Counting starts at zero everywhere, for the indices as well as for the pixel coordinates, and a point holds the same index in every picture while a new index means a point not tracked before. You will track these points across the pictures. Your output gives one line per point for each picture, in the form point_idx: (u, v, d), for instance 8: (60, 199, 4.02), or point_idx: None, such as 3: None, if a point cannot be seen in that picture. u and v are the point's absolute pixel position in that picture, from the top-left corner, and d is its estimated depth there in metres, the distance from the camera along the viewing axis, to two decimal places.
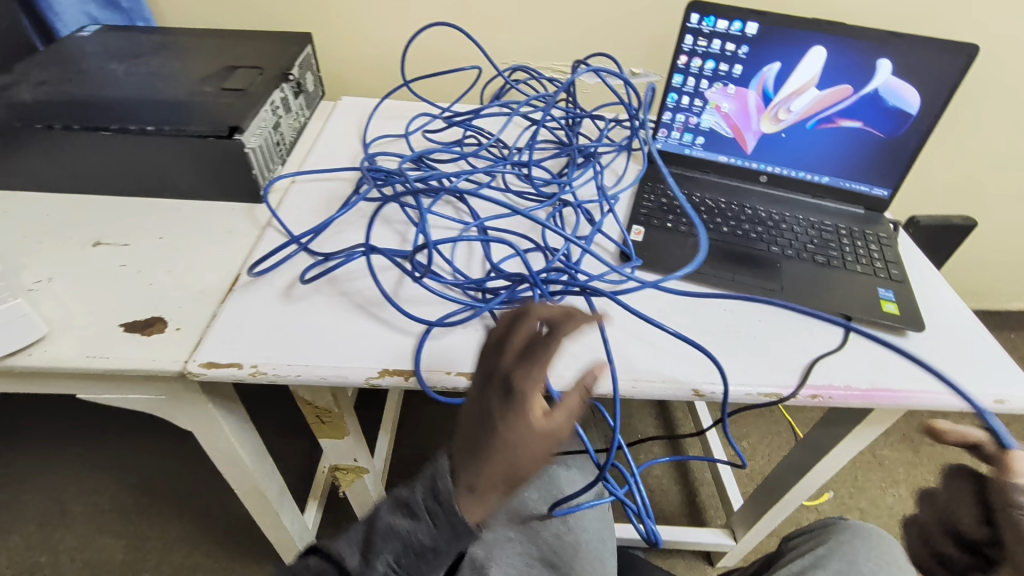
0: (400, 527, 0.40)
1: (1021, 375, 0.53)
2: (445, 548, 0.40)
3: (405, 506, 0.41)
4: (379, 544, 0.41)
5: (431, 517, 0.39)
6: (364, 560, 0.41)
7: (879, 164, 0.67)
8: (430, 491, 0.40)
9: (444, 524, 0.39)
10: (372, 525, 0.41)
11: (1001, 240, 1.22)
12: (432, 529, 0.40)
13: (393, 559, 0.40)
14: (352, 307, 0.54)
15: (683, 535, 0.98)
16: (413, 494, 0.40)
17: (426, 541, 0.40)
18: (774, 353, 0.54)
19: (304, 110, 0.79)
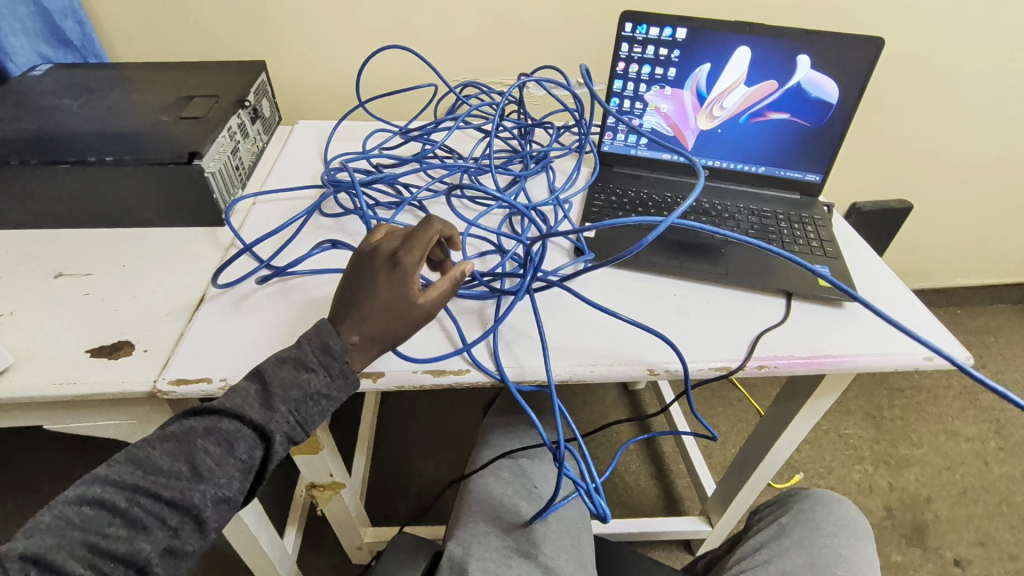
0: (298, 379, 0.45)
1: (946, 333, 0.58)
2: (336, 397, 0.46)
3: (295, 360, 0.45)
4: (280, 395, 0.44)
5: (325, 368, 0.45)
6: (265, 411, 0.43)
7: (808, 151, 0.72)
8: (320, 347, 0.46)
9: (336, 370, 0.46)
10: (270, 378, 0.44)
11: (936, 221, 1.30)
12: (326, 377, 0.45)
13: (293, 406, 0.44)
14: (317, 316, 0.56)
15: (662, 525, 1.00)
16: (304, 351, 0.45)
17: (321, 390, 0.45)
18: (723, 331, 0.57)
19: (262, 135, 0.81)
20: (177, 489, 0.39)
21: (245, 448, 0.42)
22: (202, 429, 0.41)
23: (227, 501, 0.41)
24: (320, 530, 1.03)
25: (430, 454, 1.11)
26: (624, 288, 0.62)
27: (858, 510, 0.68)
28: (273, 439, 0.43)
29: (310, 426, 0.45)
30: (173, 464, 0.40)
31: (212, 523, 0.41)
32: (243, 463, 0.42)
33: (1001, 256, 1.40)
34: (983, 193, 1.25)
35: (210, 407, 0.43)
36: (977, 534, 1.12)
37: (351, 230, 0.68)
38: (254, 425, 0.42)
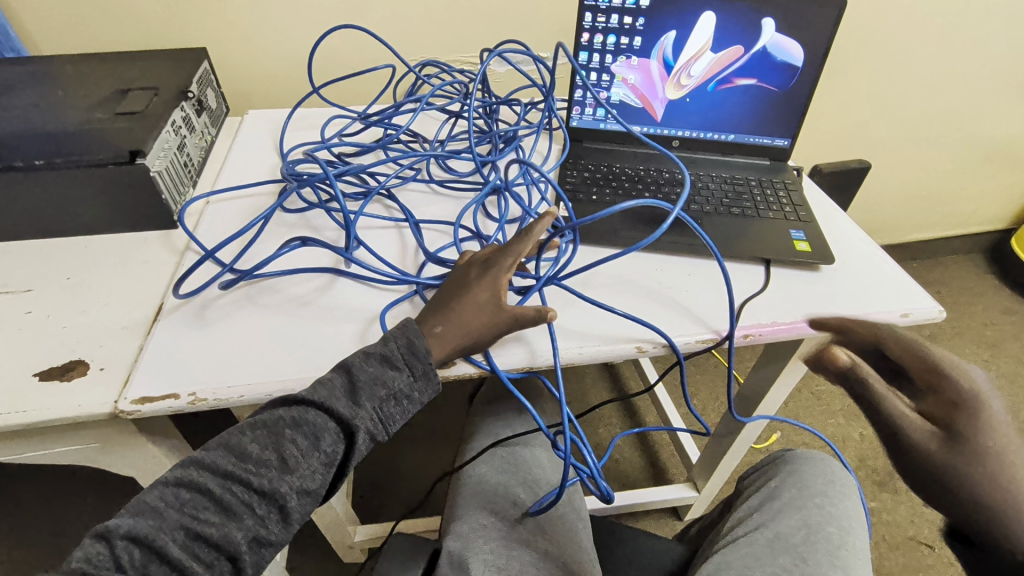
0: (382, 375, 0.46)
1: (919, 288, 0.59)
2: (416, 397, 0.47)
3: (381, 356, 0.46)
4: (364, 391, 0.45)
5: (408, 367, 0.46)
6: (351, 406, 0.44)
7: (776, 116, 0.72)
8: (406, 344, 0.47)
9: (419, 370, 0.47)
10: (356, 373, 0.45)
11: (893, 178, 1.34)
12: (410, 375, 0.46)
13: (375, 402, 0.45)
14: (290, 319, 0.53)
15: (650, 495, 1.01)
16: (391, 348, 0.46)
17: (403, 388, 0.46)
18: (706, 303, 0.57)
19: (210, 128, 0.76)
20: (265, 479, 0.41)
21: (328, 442, 0.43)
22: (291, 420, 0.43)
23: (309, 493, 0.43)
24: (308, 534, 1.01)
25: (415, 445, 1.09)
26: (606, 264, 0.61)
27: (842, 472, 0.71)
28: (354, 436, 0.44)
29: (389, 424, 0.46)
30: (263, 452, 0.42)
31: (296, 513, 0.42)
32: (326, 456, 0.43)
33: (952, 209, 1.45)
34: (934, 148, 1.29)
35: (299, 399, 0.44)
36: None
37: (317, 225, 0.64)
38: (339, 420, 0.44)
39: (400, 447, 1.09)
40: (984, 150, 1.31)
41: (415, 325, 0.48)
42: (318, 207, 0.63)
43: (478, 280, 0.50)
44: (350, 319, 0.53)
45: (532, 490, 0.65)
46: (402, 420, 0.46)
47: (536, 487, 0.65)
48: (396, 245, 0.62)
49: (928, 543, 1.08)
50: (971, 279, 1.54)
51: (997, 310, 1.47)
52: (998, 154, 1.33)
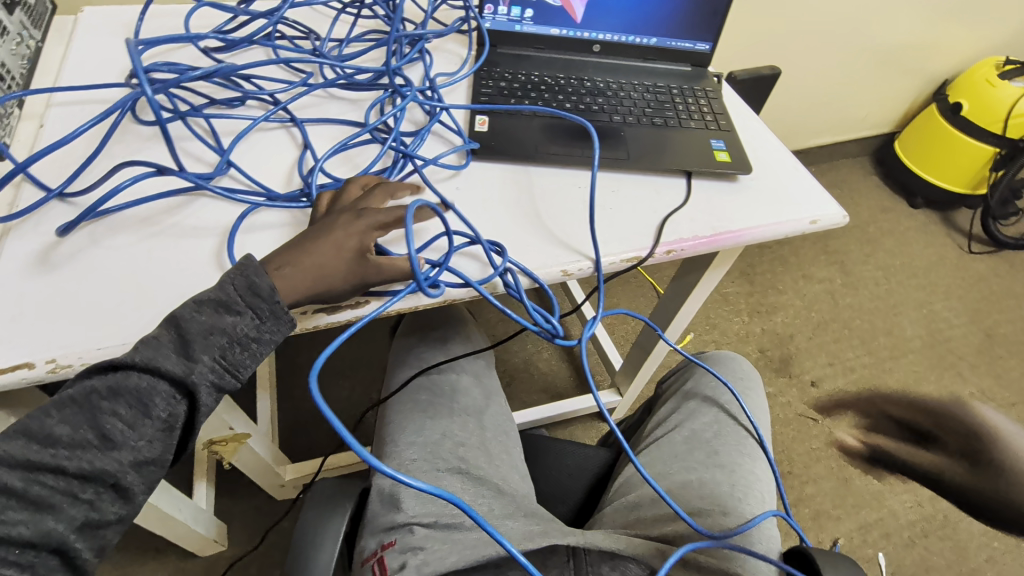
0: (219, 324, 0.40)
1: (826, 195, 0.61)
2: (266, 340, 0.41)
3: (214, 302, 0.40)
4: (198, 344, 0.39)
5: (252, 309, 0.41)
6: (183, 361, 0.39)
7: (699, 18, 0.68)
8: (247, 286, 0.40)
9: (264, 311, 0.41)
10: (184, 327, 0.39)
11: (800, 84, 1.37)
12: (256, 320, 0.41)
13: (216, 353, 0.39)
14: (139, 250, 0.45)
15: (577, 403, 1.06)
16: (225, 292, 0.40)
17: (249, 333, 0.40)
18: (630, 219, 0.56)
19: (30, 30, 0.60)
20: (83, 461, 0.36)
21: (161, 406, 0.38)
22: (105, 390, 0.37)
23: (149, 464, 0.38)
24: (236, 478, 0.97)
25: (342, 379, 1.05)
26: (525, 184, 0.57)
27: (752, 369, 0.74)
28: (194, 393, 0.39)
29: (239, 373, 0.41)
30: (76, 432, 0.36)
31: (137, 488, 0.38)
32: (162, 422, 0.38)
33: (848, 113, 1.53)
34: (836, 52, 1.32)
35: (114, 364, 0.38)
36: (827, 357, 1.33)
37: (190, 151, 0.53)
38: (170, 379, 0.38)
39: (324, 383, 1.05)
40: (880, 54, 1.37)
41: (257, 264, 0.42)
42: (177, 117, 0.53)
43: (342, 225, 0.44)
44: (209, 244, 0.46)
45: (465, 417, 0.61)
46: (255, 366, 0.41)
47: (464, 414, 0.62)
48: (282, 163, 0.54)
49: (813, 416, 1.24)
50: (859, 180, 1.66)
51: (880, 208, 1.61)
52: (892, 58, 1.39)
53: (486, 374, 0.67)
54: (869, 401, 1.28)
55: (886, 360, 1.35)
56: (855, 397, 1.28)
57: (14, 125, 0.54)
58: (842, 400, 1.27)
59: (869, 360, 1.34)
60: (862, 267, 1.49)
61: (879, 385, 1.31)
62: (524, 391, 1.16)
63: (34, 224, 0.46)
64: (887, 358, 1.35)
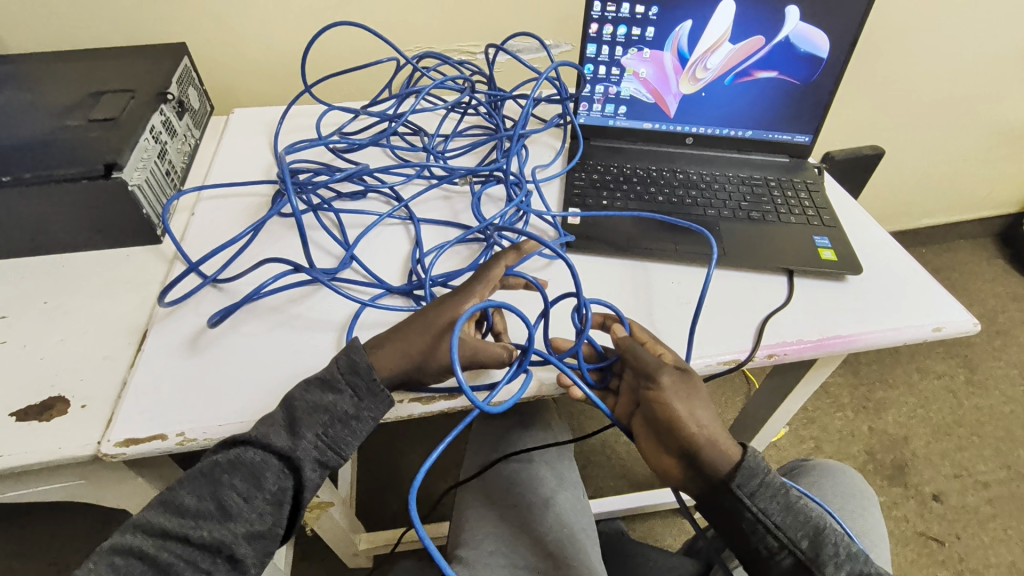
0: (323, 402, 0.42)
1: (950, 299, 0.56)
2: (365, 417, 0.43)
3: (321, 381, 0.43)
4: (304, 420, 0.42)
5: (352, 388, 0.43)
6: (291, 438, 0.42)
7: (798, 112, 0.67)
8: (347, 364, 0.43)
9: (363, 390, 0.43)
10: (294, 404, 0.42)
11: (907, 164, 1.29)
12: (354, 398, 0.43)
13: (319, 431, 0.42)
14: (268, 338, 0.49)
15: (659, 497, 0.99)
16: (330, 371, 0.43)
17: (349, 411, 0.43)
18: (727, 318, 0.54)
19: (192, 131, 0.71)
20: (204, 531, 0.40)
21: (272, 480, 0.41)
22: (225, 463, 0.41)
23: (259, 538, 0.41)
24: (312, 540, 0.98)
25: (418, 448, 1.06)
26: (616, 278, 0.57)
27: (866, 486, 0.66)
28: (298, 468, 0.41)
29: (340, 449, 0.43)
30: (201, 502, 0.40)
31: (250, 561, 0.40)
32: (272, 495, 0.41)
33: (965, 193, 1.41)
34: (949, 133, 1.23)
35: (234, 439, 0.42)
36: (952, 466, 1.16)
37: (318, 241, 0.59)
38: (279, 454, 0.41)
39: (400, 450, 1.06)
40: (1002, 134, 1.27)
41: (361, 344, 0.44)
42: (310, 211, 0.60)
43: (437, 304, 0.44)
44: (326, 335, 0.50)
45: (544, 510, 0.59)
46: (355, 442, 0.43)
47: (543, 506, 0.59)
48: (394, 255, 0.58)
49: (938, 538, 1.07)
50: (982, 265, 1.50)
51: (1010, 297, 1.44)
52: (1016, 137, 1.28)
53: (566, 467, 0.65)
54: (1009, 525, 1.09)
55: None
56: (991, 519, 1.10)
57: (172, 217, 0.63)
58: (975, 521, 1.09)
59: (1006, 474, 1.15)
60: (990, 364, 1.32)
61: (1021, 507, 1.11)
62: (600, 476, 1.11)
63: (192, 308, 0.52)
64: None
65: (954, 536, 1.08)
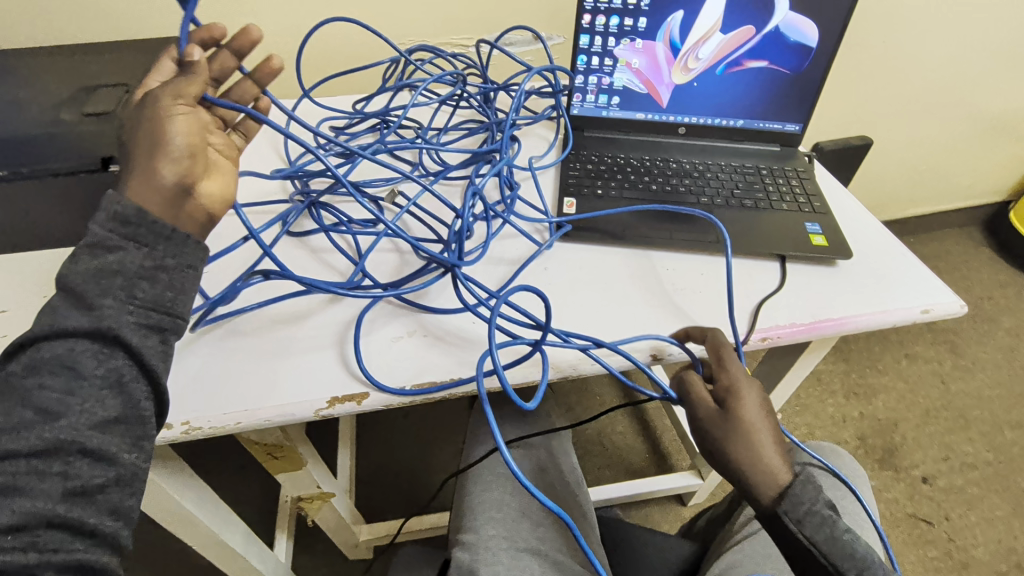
0: (113, 263, 0.36)
1: (938, 282, 0.57)
2: (179, 263, 0.38)
3: (98, 246, 0.36)
4: (97, 289, 0.35)
5: (141, 238, 0.37)
6: (91, 314, 0.35)
7: (788, 101, 0.68)
8: (112, 218, 0.36)
9: (160, 237, 0.37)
10: (72, 279, 0.35)
11: (894, 153, 1.31)
12: (146, 250, 0.37)
13: (126, 292, 0.36)
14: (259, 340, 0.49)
15: (655, 484, 1.00)
16: (105, 227, 0.36)
17: (155, 263, 0.37)
18: (721, 303, 0.55)
19: None
20: (28, 439, 0.32)
21: (91, 363, 0.34)
22: (23, 370, 0.34)
23: (113, 424, 0.34)
24: (312, 533, 0.99)
25: (417, 439, 1.07)
26: (614, 271, 0.57)
27: (867, 479, 0.66)
28: (118, 334, 0.35)
29: (165, 304, 0.37)
30: (11, 416, 0.32)
31: (114, 448, 0.34)
32: (101, 379, 0.34)
33: (952, 182, 1.43)
34: (936, 122, 1.25)
35: (18, 345, 0.34)
36: (941, 450, 1.19)
37: (326, 260, 0.58)
38: (84, 333, 0.34)
39: (399, 442, 1.07)
40: (987, 124, 1.29)
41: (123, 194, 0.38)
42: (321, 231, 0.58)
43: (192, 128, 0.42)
44: (324, 324, 0.51)
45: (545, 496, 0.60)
46: (181, 296, 0.38)
47: (544, 491, 0.60)
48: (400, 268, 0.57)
49: (928, 519, 1.10)
50: (969, 253, 1.52)
51: (995, 283, 1.46)
52: (1001, 127, 1.30)
53: (564, 454, 0.66)
54: (997, 505, 1.12)
55: (1015, 458, 1.18)
56: (980, 499, 1.12)
57: None
58: (964, 502, 1.12)
59: (993, 456, 1.18)
60: (977, 349, 1.34)
61: (1008, 487, 1.14)
62: (596, 465, 1.12)
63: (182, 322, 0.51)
64: (1016, 456, 1.18)
65: (944, 516, 1.10)
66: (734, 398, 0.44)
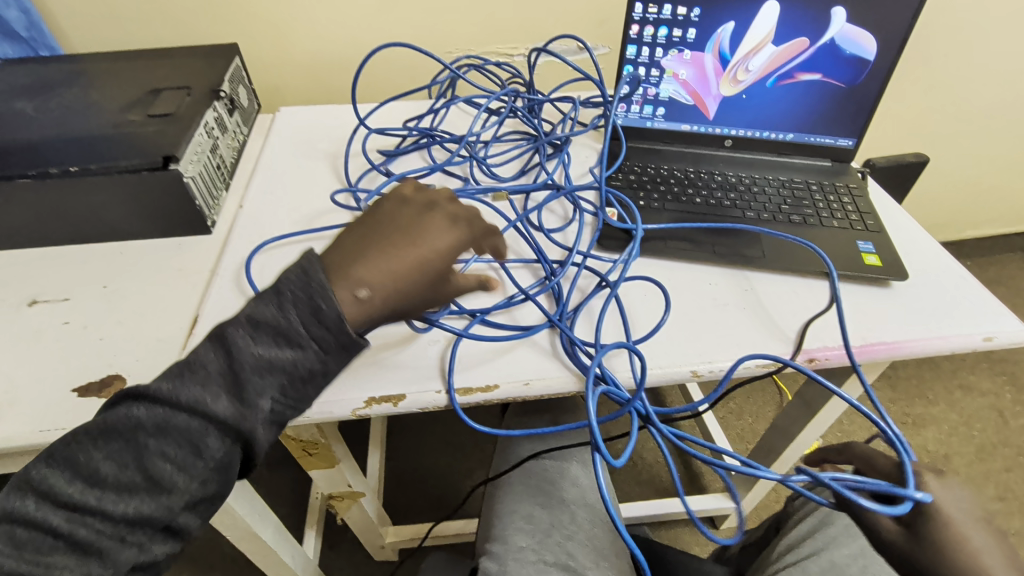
0: (274, 358, 0.39)
1: (1002, 309, 0.54)
2: (328, 369, 0.41)
3: (276, 329, 0.39)
4: (255, 386, 0.38)
5: (313, 344, 0.40)
6: (236, 403, 0.38)
7: (841, 114, 0.66)
8: (312, 313, 0.39)
9: (328, 345, 0.40)
10: (238, 359, 0.38)
11: (952, 173, 1.25)
12: (317, 357, 0.40)
13: (273, 393, 0.39)
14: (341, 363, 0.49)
15: (686, 505, 0.97)
16: (290, 323, 0.39)
17: (309, 369, 0.40)
18: (767, 322, 0.53)
19: (241, 128, 0.74)
20: (132, 506, 0.36)
21: (215, 448, 0.38)
22: (154, 428, 0.37)
23: (200, 504, 0.39)
24: (339, 531, 1.00)
25: (447, 445, 1.07)
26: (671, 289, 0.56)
27: None
28: (250, 435, 0.38)
29: (298, 407, 0.41)
30: (127, 475, 0.37)
31: (188, 525, 0.39)
32: (215, 464, 0.38)
33: (1015, 204, 1.35)
34: (999, 142, 1.19)
35: (161, 397, 0.37)
36: (997, 488, 1.11)
37: None
38: (224, 423, 0.38)
39: (428, 447, 1.07)
40: None
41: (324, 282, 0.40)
42: None
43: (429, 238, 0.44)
44: None
45: (577, 508, 0.58)
46: (313, 399, 0.42)
47: (574, 504, 0.59)
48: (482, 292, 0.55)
49: None
50: None
51: None
52: None
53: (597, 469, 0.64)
54: None
55: None
56: None
57: (221, 208, 0.65)
58: None
59: None
60: None
61: None
62: (626, 482, 1.10)
63: None
64: None
65: None
66: (933, 516, 0.38)
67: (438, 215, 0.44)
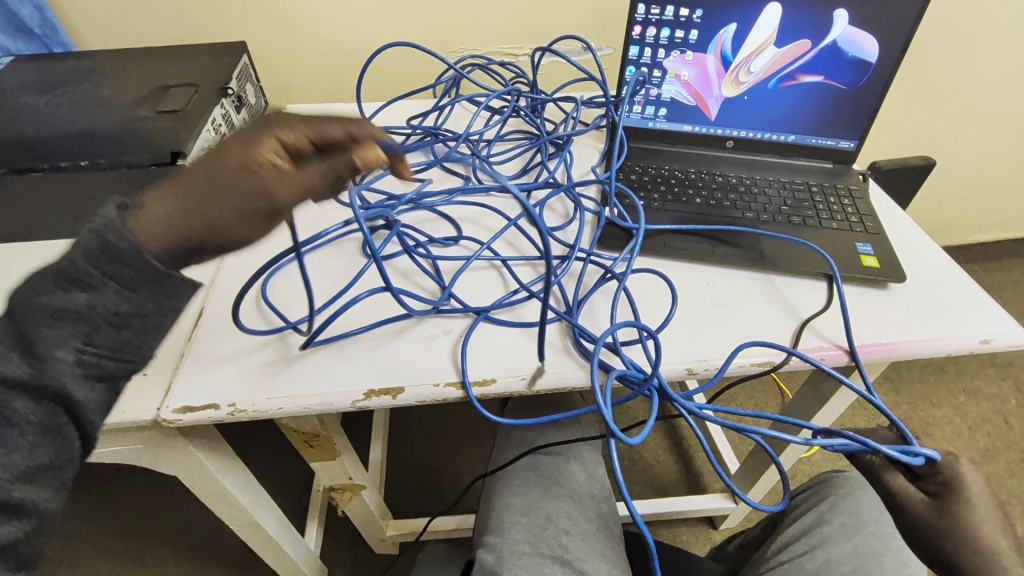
0: (66, 307, 0.34)
1: (1000, 312, 0.54)
2: (161, 308, 0.36)
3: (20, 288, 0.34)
4: (50, 336, 0.33)
5: (112, 277, 0.35)
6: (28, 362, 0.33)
7: (843, 116, 0.66)
8: (100, 246, 0.34)
9: (121, 276, 0.35)
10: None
11: (958, 177, 1.24)
12: (123, 292, 0.35)
13: (77, 343, 0.34)
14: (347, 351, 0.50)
15: (686, 503, 0.97)
16: (70, 263, 0.34)
17: (124, 305, 0.35)
18: (764, 322, 0.53)
19: (249, 125, 0.75)
20: None
21: (16, 406, 0.32)
22: None
23: (44, 474, 0.34)
24: (341, 524, 1.01)
25: (449, 442, 1.08)
26: (669, 288, 0.56)
27: None
28: (60, 389, 0.34)
29: (120, 355, 0.36)
30: None
31: (37, 502, 0.34)
32: (32, 424, 0.33)
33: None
34: (1007, 146, 1.18)
35: None
36: (1000, 494, 1.11)
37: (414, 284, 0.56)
38: (18, 384, 0.33)
39: (430, 443, 1.08)
40: None
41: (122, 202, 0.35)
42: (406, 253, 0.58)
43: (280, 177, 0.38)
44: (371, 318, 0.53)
45: (574, 503, 0.59)
46: (144, 340, 0.37)
47: (571, 499, 0.59)
48: (485, 288, 0.56)
49: None
50: None
51: None
52: None
53: (595, 465, 0.65)
54: None
55: None
56: None
57: None
58: None
59: None
60: None
61: None
62: (626, 481, 1.10)
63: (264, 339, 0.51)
64: None
65: None
66: (956, 492, 0.46)
67: (310, 160, 0.40)
